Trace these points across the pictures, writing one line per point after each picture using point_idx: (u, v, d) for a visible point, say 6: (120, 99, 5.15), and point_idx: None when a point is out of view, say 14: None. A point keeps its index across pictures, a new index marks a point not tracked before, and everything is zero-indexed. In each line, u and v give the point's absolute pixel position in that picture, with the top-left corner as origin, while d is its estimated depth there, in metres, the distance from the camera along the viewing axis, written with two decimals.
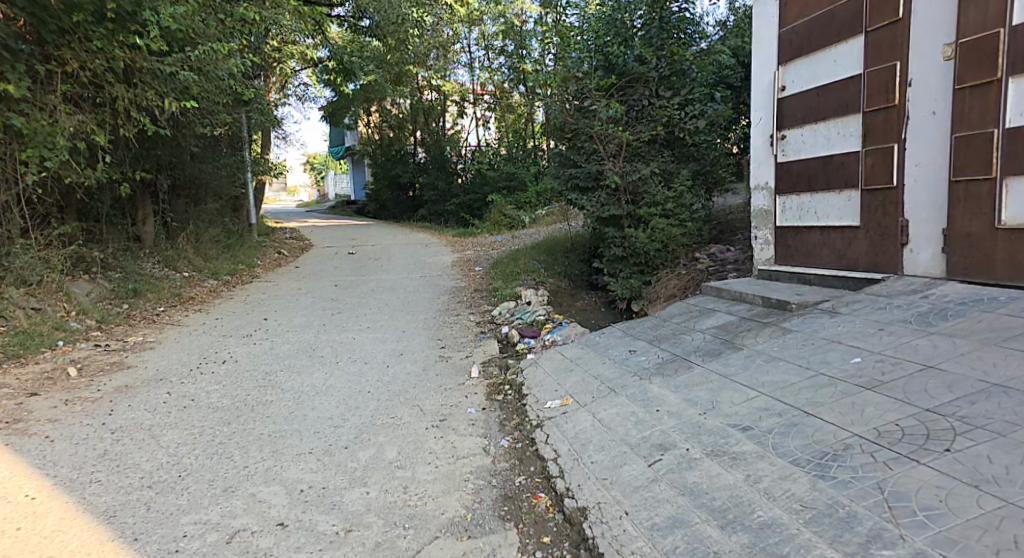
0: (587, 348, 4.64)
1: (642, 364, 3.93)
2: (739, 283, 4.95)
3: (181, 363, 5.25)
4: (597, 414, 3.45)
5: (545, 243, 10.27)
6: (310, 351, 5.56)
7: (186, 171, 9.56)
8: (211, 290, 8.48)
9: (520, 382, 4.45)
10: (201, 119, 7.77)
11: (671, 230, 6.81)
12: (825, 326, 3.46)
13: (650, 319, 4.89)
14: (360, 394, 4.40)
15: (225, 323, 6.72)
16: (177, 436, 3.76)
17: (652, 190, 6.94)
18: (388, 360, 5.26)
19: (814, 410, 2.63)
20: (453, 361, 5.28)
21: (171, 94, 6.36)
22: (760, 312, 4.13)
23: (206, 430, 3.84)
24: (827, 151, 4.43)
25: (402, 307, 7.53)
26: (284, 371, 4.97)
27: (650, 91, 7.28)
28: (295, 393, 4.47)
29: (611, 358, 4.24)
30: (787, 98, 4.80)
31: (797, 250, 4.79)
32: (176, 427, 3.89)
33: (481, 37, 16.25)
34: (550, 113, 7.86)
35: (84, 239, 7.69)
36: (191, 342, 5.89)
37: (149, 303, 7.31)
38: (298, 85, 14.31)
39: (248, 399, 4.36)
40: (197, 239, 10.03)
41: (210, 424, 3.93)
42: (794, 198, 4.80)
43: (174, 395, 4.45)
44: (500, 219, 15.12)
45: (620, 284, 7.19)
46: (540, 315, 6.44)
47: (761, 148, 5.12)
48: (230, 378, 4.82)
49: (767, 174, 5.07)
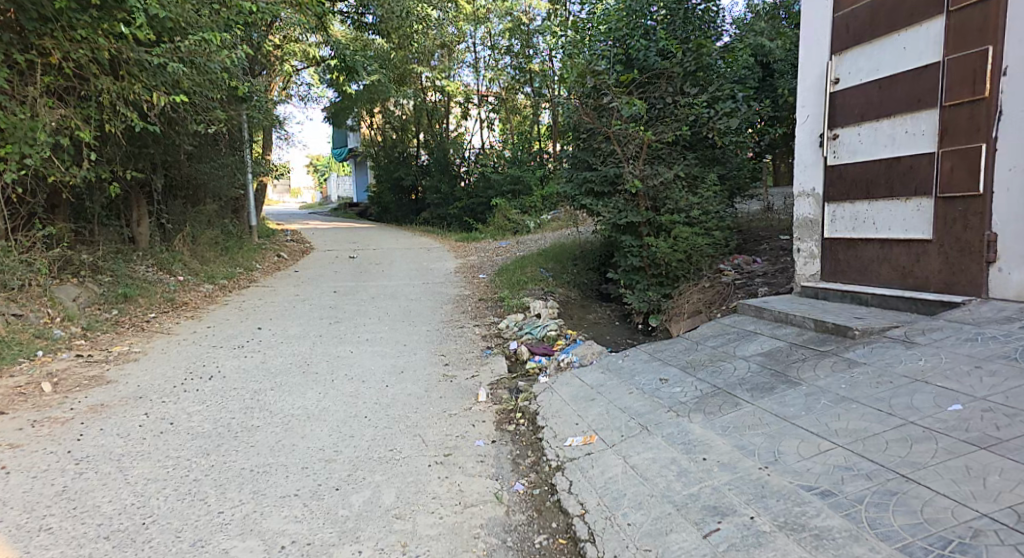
0: (610, 372, 4.13)
1: (676, 397, 3.41)
2: (781, 302, 4.46)
3: (167, 378, 4.60)
4: (629, 457, 2.90)
5: (553, 250, 9.74)
6: (304, 366, 5.00)
7: (181, 170, 9.01)
8: (207, 295, 7.94)
9: (534, 410, 3.92)
10: (195, 117, 7.10)
11: (696, 240, 6.25)
12: (902, 360, 3.08)
13: (680, 340, 4.38)
14: (355, 419, 3.81)
15: (218, 333, 6.14)
16: (148, 470, 3.09)
17: (675, 194, 6.40)
18: (386, 380, 4.68)
19: (916, 475, 2.13)
20: (457, 381, 4.74)
21: (161, 87, 5.70)
22: (813, 340, 3.66)
23: (182, 463, 3.17)
24: (893, 152, 4.04)
25: (404, 316, 7.00)
26: (275, 391, 4.33)
27: (674, 88, 6.73)
28: (284, 417, 3.82)
29: (639, 388, 3.69)
30: (841, 91, 4.41)
31: (849, 263, 4.42)
32: (149, 458, 3.22)
33: (486, 36, 15.80)
34: (561, 113, 7.31)
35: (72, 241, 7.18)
36: (179, 354, 5.32)
37: (141, 309, 6.76)
38: (301, 84, 13.79)
39: (231, 424, 3.66)
40: (194, 241, 9.50)
41: (187, 455, 3.25)
42: (847, 206, 4.43)
43: (151, 417, 3.77)
44: (504, 224, 14.59)
45: (636, 297, 6.69)
46: (551, 329, 5.94)
47: (809, 149, 4.73)
48: (217, 398, 4.14)
49: (815, 178, 4.68)
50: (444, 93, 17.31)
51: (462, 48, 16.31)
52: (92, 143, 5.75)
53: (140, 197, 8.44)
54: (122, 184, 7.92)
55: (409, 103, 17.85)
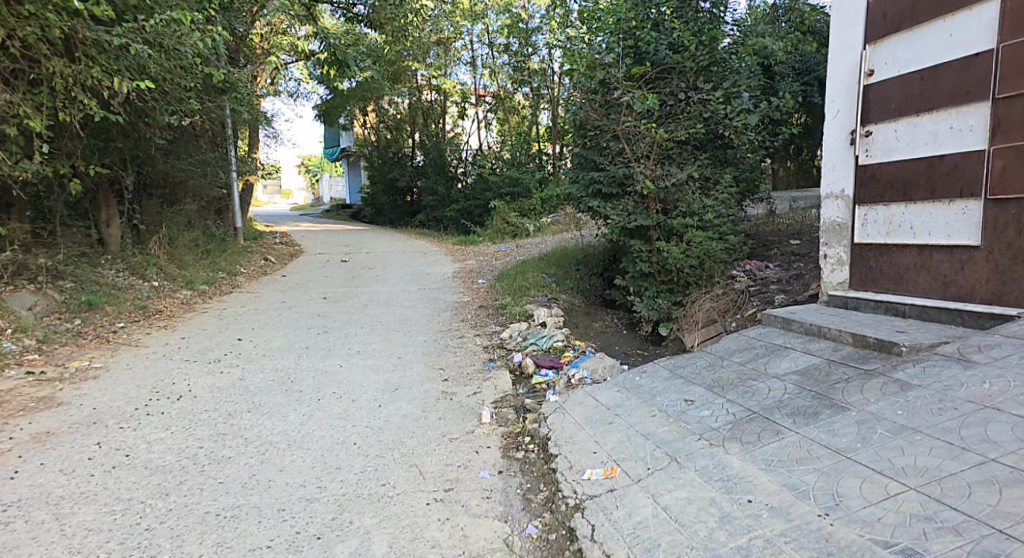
0: (628, 391, 3.81)
1: (706, 423, 3.07)
2: (810, 313, 4.12)
3: (127, 400, 4.37)
4: (659, 497, 2.56)
5: (556, 253, 9.41)
6: (287, 384, 4.77)
7: (155, 166, 8.60)
8: (184, 302, 7.55)
9: (545, 434, 3.64)
10: (168, 107, 6.66)
11: (710, 244, 5.92)
12: (964, 382, 2.73)
13: (702, 354, 4.04)
14: (343, 448, 3.62)
15: (192, 345, 5.79)
16: (91, 518, 2.86)
17: (687, 197, 6.10)
18: (379, 399, 4.45)
19: (1018, 532, 1.82)
20: (458, 399, 4.45)
21: (124, 72, 5.36)
22: (852, 356, 3.32)
23: (134, 507, 2.95)
24: (936, 150, 3.69)
25: (398, 325, 6.64)
26: (251, 413, 4.15)
27: (687, 84, 6.39)
28: (260, 446, 3.65)
29: (661, 411, 3.39)
30: (877, 83, 4.05)
31: (882, 270, 4.06)
32: (94, 501, 3.00)
33: (483, 33, 15.46)
34: (570, 111, 7.00)
35: (30, 245, 6.82)
36: (145, 370, 5.06)
37: (107, 318, 6.38)
38: (290, 80, 13.40)
39: (197, 456, 3.48)
40: (171, 243, 9.13)
41: (140, 497, 3.05)
42: (880, 208, 4.07)
43: (104, 448, 3.57)
44: (503, 227, 14.20)
45: (647, 305, 6.34)
46: (558, 340, 5.62)
47: (837, 146, 4.37)
48: (183, 425, 3.94)
49: (844, 177, 4.30)
50: (441, 91, 17.07)
51: (459, 46, 16.02)
52: (43, 132, 5.17)
53: (108, 196, 8.15)
54: (85, 182, 7.63)
55: (404, 101, 17.54)
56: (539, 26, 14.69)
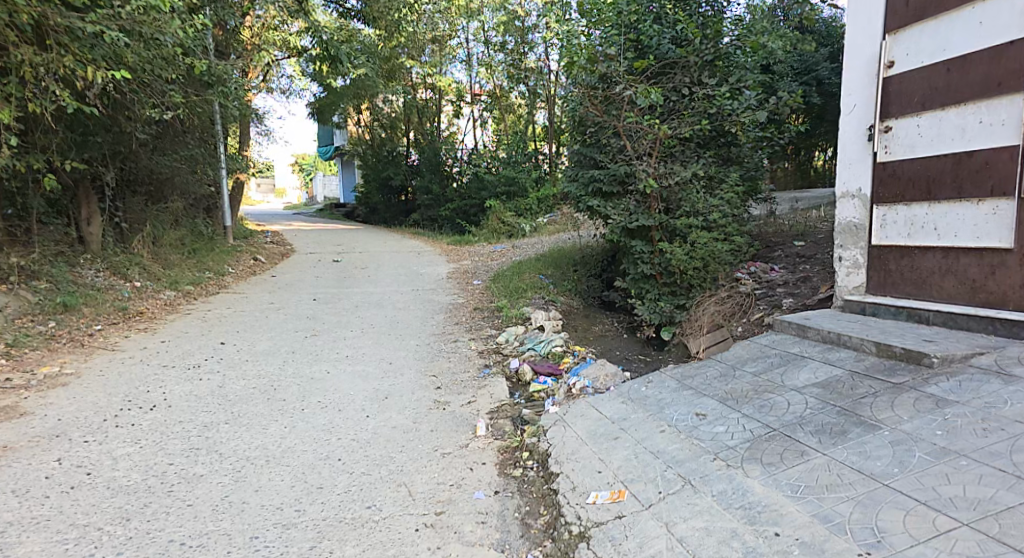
0: (633, 402, 3.59)
1: (722, 442, 2.84)
2: (826, 319, 3.89)
3: (97, 409, 4.12)
4: (674, 526, 2.36)
5: (553, 254, 9.17)
6: (271, 392, 4.51)
7: (138, 162, 8.30)
8: (167, 303, 7.25)
9: (544, 450, 3.44)
10: (147, 98, 6.35)
11: (715, 245, 5.68)
12: (1007, 399, 2.50)
13: (713, 364, 3.81)
14: (324, 463, 3.47)
15: (171, 350, 5.51)
16: (38, 548, 2.63)
17: (692, 196, 5.86)
18: (367, 409, 4.22)
19: None
20: (452, 410, 4.21)
21: (99, 61, 5.04)
22: (878, 367, 3.08)
23: (89, 535, 2.73)
24: (963, 146, 3.45)
25: (390, 328, 6.37)
26: (228, 425, 3.94)
27: (691, 79, 6.16)
28: (236, 462, 3.45)
29: (672, 425, 3.16)
30: (897, 76, 3.80)
31: (903, 274, 3.80)
32: (45, 529, 2.76)
33: (479, 30, 15.23)
34: (569, 105, 6.75)
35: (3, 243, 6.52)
36: (120, 376, 4.78)
37: (83, 320, 6.09)
38: (281, 77, 13.09)
39: (166, 475, 3.27)
40: (155, 242, 8.84)
41: (98, 523, 2.82)
42: (901, 209, 3.82)
43: (64, 465, 3.32)
44: (499, 227, 13.93)
45: (648, 309, 6.10)
46: (557, 345, 5.38)
47: (854, 142, 4.11)
48: (153, 438, 3.71)
49: (862, 175, 4.04)
50: (436, 89, 16.79)
51: (455, 44, 15.76)
52: (11, 124, 4.85)
53: (89, 192, 7.86)
54: (63, 177, 7.35)
55: (398, 99, 17.27)
56: (536, 23, 14.48)
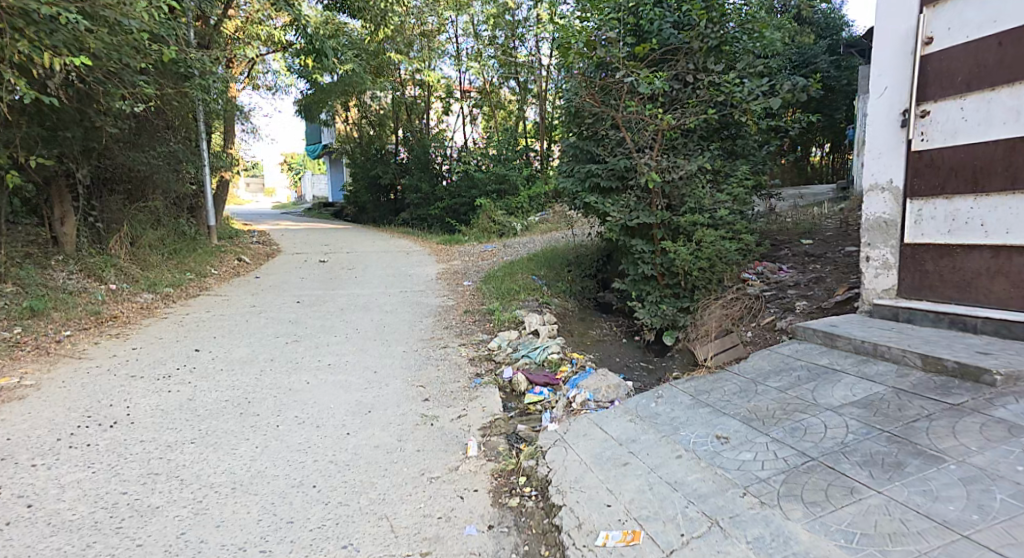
0: (643, 421, 3.18)
1: (752, 472, 2.45)
2: (856, 326, 3.50)
3: (53, 426, 3.72)
4: None
5: (546, 254, 8.77)
6: (244, 405, 4.08)
7: (114, 159, 7.83)
8: (143, 306, 6.77)
9: (543, 476, 3.03)
10: (112, 86, 5.83)
11: (722, 244, 5.24)
12: None
13: (731, 377, 3.41)
14: (296, 491, 3.07)
15: (141, 357, 5.05)
16: None
17: (697, 191, 5.46)
18: (348, 425, 3.78)
19: None
20: (441, 426, 3.79)
21: (60, 50, 4.60)
22: (929, 383, 2.69)
23: None
24: (1017, 130, 3.09)
25: (376, 333, 5.93)
26: (194, 445, 3.52)
27: (694, 65, 5.74)
28: (197, 491, 3.07)
29: (689, 450, 2.75)
30: (938, 54, 3.43)
31: (942, 276, 3.43)
32: None
33: (469, 24, 14.81)
34: (564, 96, 6.34)
35: None
36: (84, 388, 4.34)
37: (51, 325, 5.65)
38: (267, 73, 12.62)
39: (117, 507, 2.92)
40: (133, 243, 8.32)
41: None
42: (940, 202, 3.44)
43: (2, 496, 2.98)
44: (489, 225, 13.47)
45: (648, 311, 5.69)
46: (553, 352, 4.97)
47: (884, 130, 3.73)
48: (110, 463, 3.31)
49: (893, 166, 3.66)
50: (424, 86, 16.34)
51: (443, 40, 15.30)
52: None
53: (62, 191, 7.44)
54: (30, 176, 6.90)
55: (387, 95, 16.82)
56: (528, 15, 14.11)
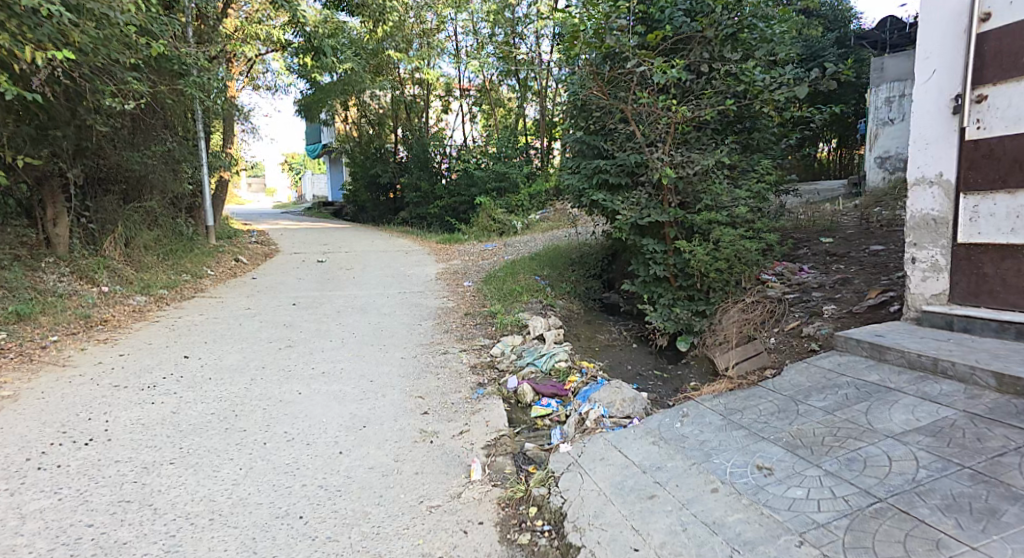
0: (668, 444, 2.82)
1: (807, 512, 2.09)
2: (905, 335, 3.13)
3: (23, 444, 3.36)
4: None
5: (547, 253, 8.39)
6: (230, 419, 3.71)
7: (106, 158, 7.48)
8: (135, 309, 6.41)
9: (557, 506, 2.66)
10: (97, 81, 5.46)
11: (742, 243, 4.85)
12: None
13: (766, 394, 3.05)
14: (281, 523, 2.70)
15: (127, 365, 4.69)
16: None
17: (713, 187, 5.06)
18: (340, 442, 3.43)
19: None
20: (442, 444, 3.42)
21: (44, 44, 4.22)
22: (1007, 407, 2.38)
23: None
24: None
25: (374, 338, 5.57)
26: (173, 466, 3.16)
27: (711, 54, 5.35)
28: (172, 523, 2.71)
29: (725, 482, 2.39)
30: (997, 31, 3.06)
31: (1004, 279, 3.06)
32: None
33: (469, 21, 14.44)
34: (572, 87, 5.93)
35: None
36: (64, 399, 3.99)
37: (37, 330, 5.29)
38: (267, 73, 12.29)
39: (81, 543, 2.56)
40: (128, 244, 7.97)
41: None
42: (1001, 197, 3.06)
43: None
44: (489, 224, 13.09)
45: (660, 315, 5.30)
46: (561, 360, 4.61)
47: (932, 116, 3.33)
48: (79, 488, 2.94)
49: (944, 158, 3.28)
50: (423, 83, 15.98)
51: (443, 38, 14.98)
52: None
53: (55, 191, 7.08)
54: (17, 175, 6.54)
55: (386, 93, 16.47)
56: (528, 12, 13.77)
